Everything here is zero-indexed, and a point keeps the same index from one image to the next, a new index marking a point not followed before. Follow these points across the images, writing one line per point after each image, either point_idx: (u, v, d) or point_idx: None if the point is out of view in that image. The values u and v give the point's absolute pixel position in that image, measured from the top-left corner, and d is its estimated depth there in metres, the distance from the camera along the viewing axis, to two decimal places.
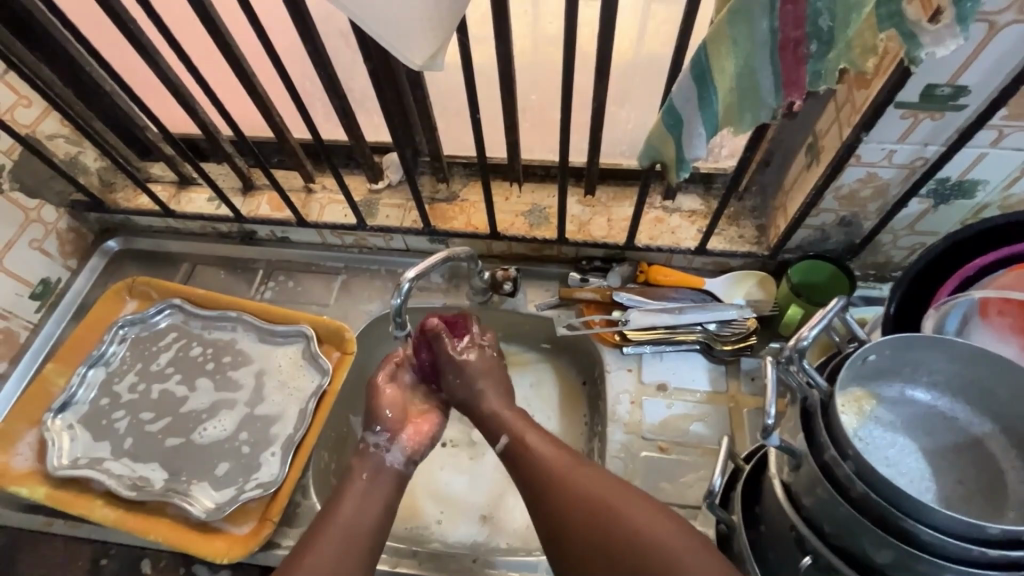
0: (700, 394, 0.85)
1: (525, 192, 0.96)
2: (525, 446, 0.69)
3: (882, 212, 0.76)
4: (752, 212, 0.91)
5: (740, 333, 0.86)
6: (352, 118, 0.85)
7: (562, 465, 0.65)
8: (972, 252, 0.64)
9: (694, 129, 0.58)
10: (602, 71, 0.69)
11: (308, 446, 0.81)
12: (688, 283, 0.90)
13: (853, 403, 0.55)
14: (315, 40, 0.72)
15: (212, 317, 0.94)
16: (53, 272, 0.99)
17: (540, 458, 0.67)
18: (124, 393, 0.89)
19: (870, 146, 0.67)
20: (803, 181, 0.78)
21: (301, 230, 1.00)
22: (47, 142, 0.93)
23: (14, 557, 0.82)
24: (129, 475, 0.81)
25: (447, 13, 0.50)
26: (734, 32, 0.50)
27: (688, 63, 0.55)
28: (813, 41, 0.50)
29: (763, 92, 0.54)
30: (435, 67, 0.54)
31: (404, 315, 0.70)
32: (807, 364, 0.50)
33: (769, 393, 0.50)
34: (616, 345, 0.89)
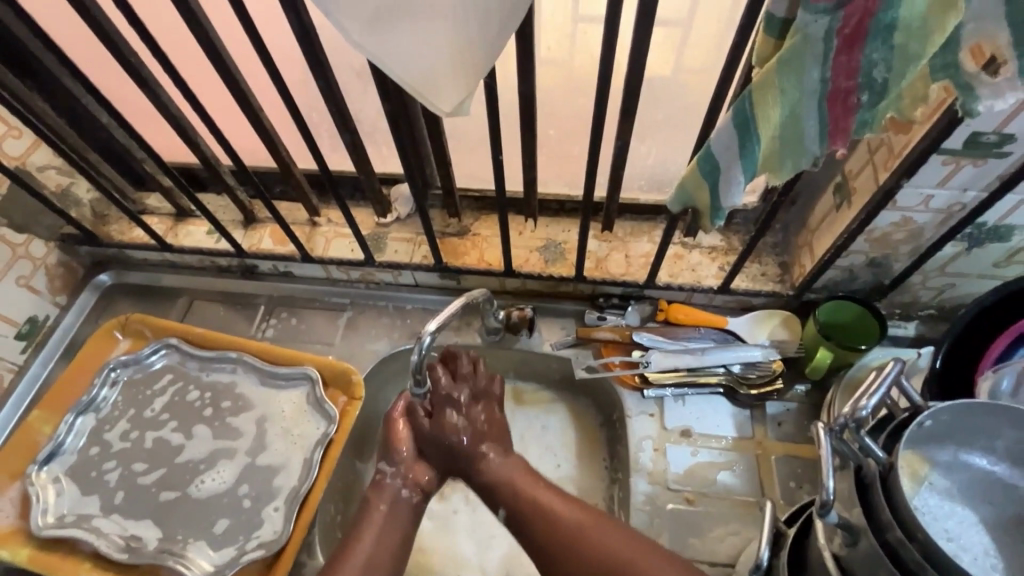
0: (725, 441, 0.81)
1: (539, 226, 0.93)
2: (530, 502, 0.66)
3: (914, 254, 0.74)
4: (774, 249, 0.88)
5: (766, 376, 0.83)
6: (362, 152, 0.82)
7: (570, 522, 0.63)
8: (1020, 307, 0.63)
9: (733, 177, 0.55)
10: (629, 111, 0.66)
11: (313, 501, 0.76)
12: (710, 323, 0.86)
13: (909, 467, 0.51)
14: (327, 76, 0.69)
15: (210, 357, 0.89)
16: (42, 310, 0.93)
17: (545, 505, 0.65)
18: (116, 441, 0.84)
19: (907, 191, 0.65)
20: (831, 222, 0.75)
21: (305, 266, 0.96)
22: (37, 174, 0.89)
23: None
24: (120, 534, 0.76)
25: (478, 60, 0.48)
26: (782, 81, 0.48)
27: (729, 111, 0.53)
28: (864, 92, 0.47)
29: (806, 141, 0.51)
30: (464, 113, 0.52)
31: (423, 371, 0.67)
32: (864, 435, 0.47)
33: (824, 465, 0.47)
34: (636, 387, 0.85)
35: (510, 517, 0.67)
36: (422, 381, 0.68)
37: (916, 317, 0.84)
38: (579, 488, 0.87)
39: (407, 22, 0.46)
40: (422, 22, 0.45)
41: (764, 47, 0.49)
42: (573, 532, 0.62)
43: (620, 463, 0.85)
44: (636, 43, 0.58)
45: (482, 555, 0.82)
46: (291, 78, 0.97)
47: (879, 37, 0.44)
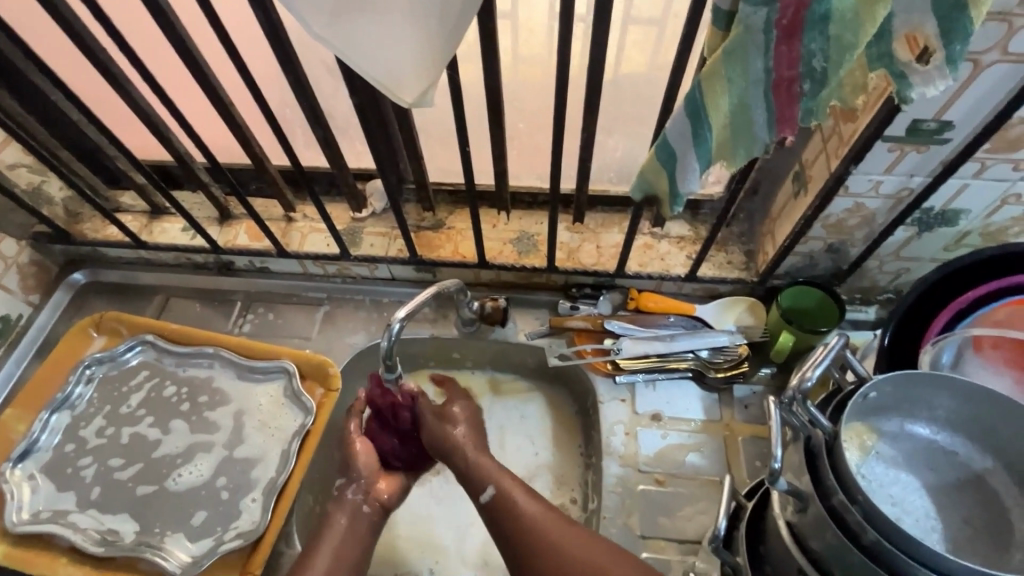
0: (695, 424, 0.84)
1: (512, 219, 0.95)
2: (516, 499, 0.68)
3: (869, 239, 0.77)
4: (740, 238, 0.91)
5: (732, 360, 0.86)
6: (335, 147, 0.83)
7: (545, 532, 0.64)
8: (962, 284, 0.67)
9: (688, 164, 0.58)
10: (593, 102, 0.68)
11: (291, 491, 0.77)
12: (679, 310, 0.89)
13: (855, 438, 0.54)
14: (297, 71, 0.70)
15: (186, 353, 0.89)
16: (14, 308, 0.93)
17: (527, 509, 0.67)
18: (92, 438, 0.84)
19: (857, 177, 0.68)
20: (790, 211, 0.78)
21: (281, 261, 0.97)
22: (8, 172, 0.89)
23: None
24: (96, 529, 0.76)
25: (439, 52, 0.49)
26: (729, 71, 0.50)
27: (682, 100, 0.55)
28: (806, 80, 0.50)
29: (756, 128, 0.54)
30: (426, 104, 0.53)
31: (393, 358, 0.68)
32: (810, 406, 0.49)
33: (774, 435, 0.50)
34: (608, 374, 0.88)
35: (495, 499, 0.68)
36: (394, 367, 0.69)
37: (875, 301, 0.88)
38: (554, 474, 0.89)
39: (367, 15, 0.47)
40: (380, 14, 0.47)
41: (712, 38, 0.52)
42: (549, 544, 0.63)
43: (594, 448, 0.87)
44: (595, 36, 0.60)
45: (460, 542, 0.84)
46: (263, 75, 0.97)
47: (816, 28, 0.47)
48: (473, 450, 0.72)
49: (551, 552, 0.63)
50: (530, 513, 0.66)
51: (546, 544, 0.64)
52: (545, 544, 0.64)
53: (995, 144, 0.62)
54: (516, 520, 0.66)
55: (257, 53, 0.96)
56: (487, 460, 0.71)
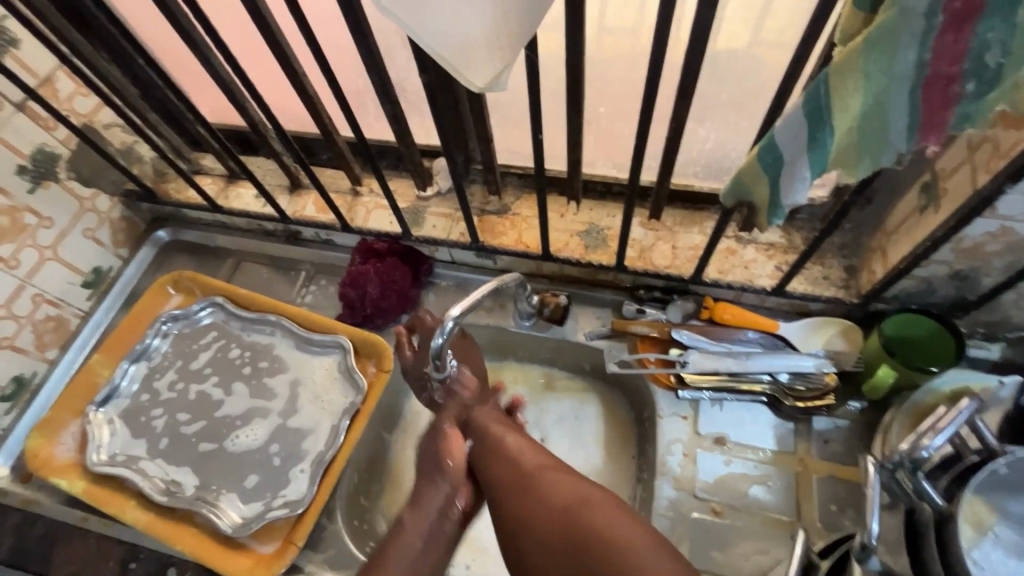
0: (763, 454, 0.76)
1: (582, 209, 0.89)
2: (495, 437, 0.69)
3: (1009, 270, 0.64)
4: (841, 251, 0.80)
5: (816, 389, 0.76)
6: (403, 123, 0.80)
7: (523, 461, 0.65)
8: None
9: (799, 172, 0.49)
10: (687, 90, 0.60)
11: (337, 467, 0.78)
12: (760, 326, 0.80)
13: (971, 516, 0.44)
14: (368, 41, 0.66)
15: (252, 318, 0.92)
16: (106, 261, 0.99)
17: (517, 467, 0.64)
18: (164, 390, 0.89)
19: (1012, 198, 0.55)
20: (912, 227, 0.66)
21: (344, 235, 0.97)
22: (103, 131, 0.93)
23: (48, 548, 0.82)
24: (162, 478, 0.81)
25: (518, 28, 0.44)
26: (869, 63, 0.41)
27: (801, 94, 0.46)
28: (971, 79, 0.40)
29: (891, 134, 0.44)
30: (499, 89, 0.47)
31: (442, 357, 0.67)
32: (921, 477, 0.42)
33: (873, 502, 0.42)
34: (670, 387, 0.81)
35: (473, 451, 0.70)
36: (442, 367, 0.68)
37: (1002, 339, 0.75)
38: (605, 483, 0.84)
39: None
40: None
41: (852, 19, 0.42)
42: (528, 472, 0.63)
43: (647, 462, 0.81)
44: (701, 12, 0.51)
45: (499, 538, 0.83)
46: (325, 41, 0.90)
47: (998, 15, 0.37)
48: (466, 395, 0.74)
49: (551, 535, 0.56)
50: (519, 463, 0.65)
51: (526, 480, 0.62)
52: (526, 481, 0.62)
53: None
54: (506, 471, 0.65)
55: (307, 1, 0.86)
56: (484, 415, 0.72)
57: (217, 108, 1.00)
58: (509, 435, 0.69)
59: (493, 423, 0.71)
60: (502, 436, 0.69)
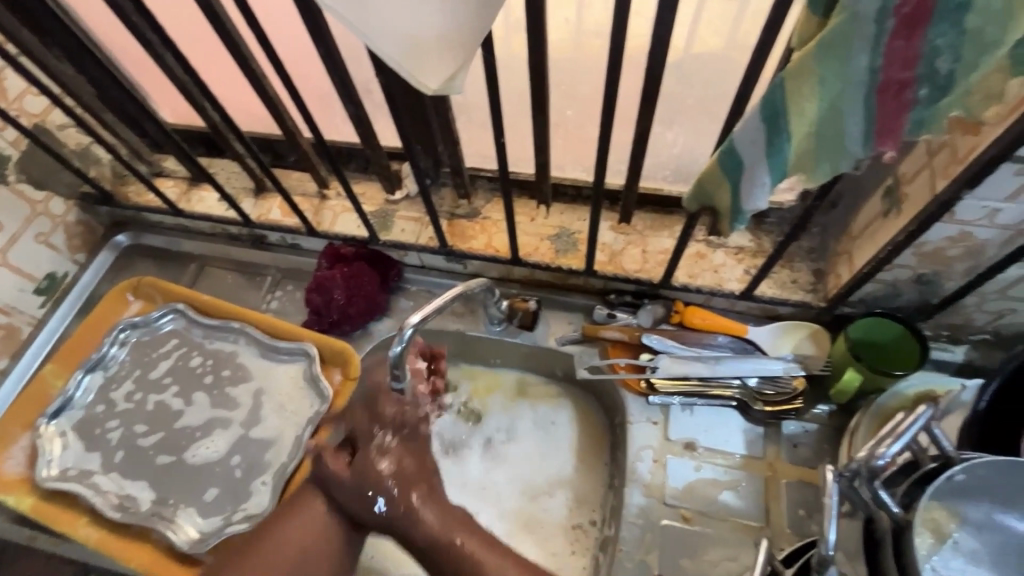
0: (733, 458, 0.76)
1: (553, 213, 0.88)
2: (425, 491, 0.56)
3: (970, 273, 0.65)
4: (808, 254, 0.80)
5: (785, 393, 0.76)
6: (368, 125, 0.78)
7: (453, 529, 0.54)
8: None
9: (758, 177, 0.49)
10: (651, 93, 0.59)
11: (300, 479, 0.76)
12: (730, 330, 0.80)
13: (930, 524, 0.45)
14: (327, 42, 0.64)
15: (214, 326, 0.90)
16: (61, 266, 0.95)
17: (456, 554, 0.53)
18: (120, 401, 0.85)
19: (969, 203, 0.56)
20: (875, 232, 0.67)
21: (311, 239, 0.94)
22: (57, 132, 0.90)
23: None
24: (116, 493, 0.77)
25: (471, 29, 0.43)
26: (823, 68, 0.40)
27: (758, 100, 0.45)
28: (924, 84, 0.40)
29: (848, 140, 0.44)
30: (454, 91, 0.46)
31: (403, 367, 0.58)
32: (877, 485, 0.42)
33: (830, 512, 0.42)
34: (641, 393, 0.80)
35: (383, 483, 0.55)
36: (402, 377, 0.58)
37: (965, 341, 0.75)
38: (577, 490, 0.83)
39: None
40: None
41: (806, 24, 0.42)
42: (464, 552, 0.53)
43: (618, 469, 0.81)
44: (659, 15, 0.51)
45: None
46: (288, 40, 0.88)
47: (948, 20, 0.37)
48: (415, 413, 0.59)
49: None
50: (453, 553, 0.53)
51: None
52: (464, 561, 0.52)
53: None
54: (442, 552, 0.53)
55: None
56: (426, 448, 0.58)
57: (178, 110, 0.97)
58: (427, 512, 0.55)
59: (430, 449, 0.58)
60: (421, 516, 0.54)
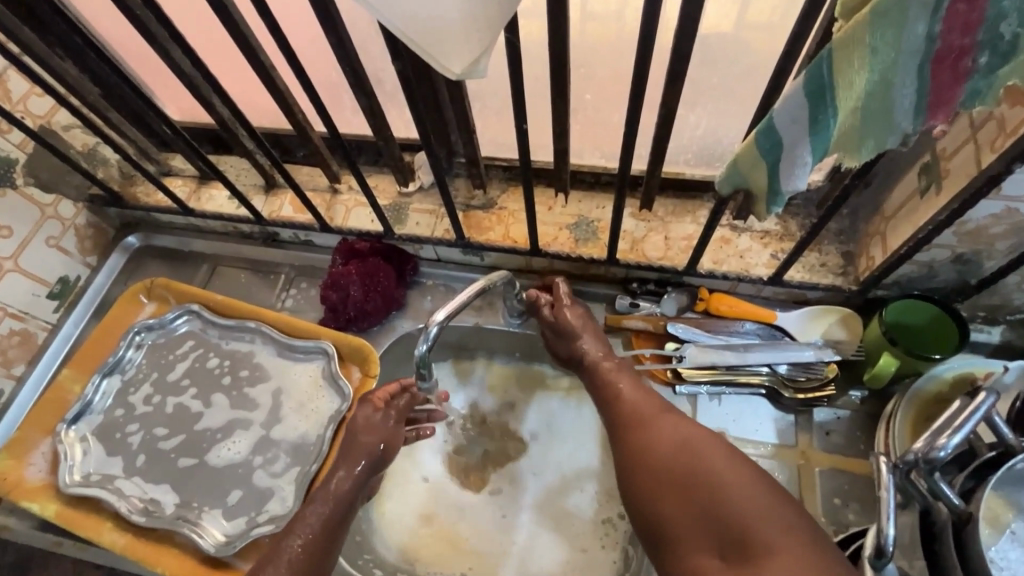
0: (764, 448, 0.74)
1: (571, 201, 0.86)
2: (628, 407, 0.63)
3: (1013, 251, 0.62)
4: (837, 237, 0.77)
5: (816, 380, 0.74)
6: (381, 116, 0.76)
7: (665, 437, 0.57)
8: None
9: (799, 156, 0.46)
10: (678, 73, 0.56)
11: (324, 479, 0.75)
12: (757, 317, 0.78)
13: (989, 513, 0.44)
14: (339, 30, 0.61)
15: (230, 326, 0.88)
16: (72, 270, 0.94)
17: (634, 411, 0.62)
18: (139, 404, 0.85)
19: (1018, 177, 0.53)
20: (912, 211, 0.64)
21: (324, 235, 0.92)
22: (63, 133, 0.89)
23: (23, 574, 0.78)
24: (140, 497, 0.77)
25: (494, 11, 0.40)
26: (875, 37, 0.38)
27: (800, 74, 0.43)
28: (984, 51, 0.38)
29: (899, 114, 0.42)
30: (479, 75, 0.44)
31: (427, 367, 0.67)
32: (937, 477, 0.40)
33: (887, 507, 0.40)
34: (667, 383, 0.79)
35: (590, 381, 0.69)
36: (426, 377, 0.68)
37: (1003, 322, 0.73)
38: (603, 482, 0.82)
39: None
40: None
41: None
42: (666, 453, 0.56)
43: None
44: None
45: (493, 543, 0.81)
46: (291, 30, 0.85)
47: None
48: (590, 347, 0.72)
49: (647, 457, 0.57)
50: (632, 405, 0.63)
51: (634, 420, 0.61)
52: (671, 461, 0.55)
53: None
54: (620, 405, 0.64)
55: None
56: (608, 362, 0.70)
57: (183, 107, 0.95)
58: (624, 382, 0.66)
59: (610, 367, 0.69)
60: (618, 382, 0.67)
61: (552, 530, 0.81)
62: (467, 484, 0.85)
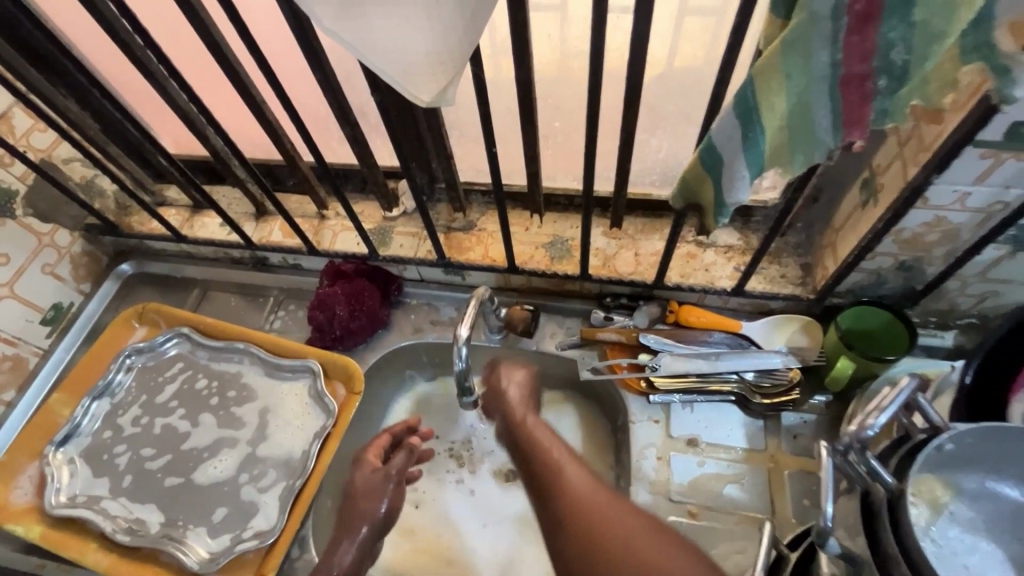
0: (735, 453, 0.77)
1: (546, 222, 0.91)
2: (550, 461, 0.59)
3: (950, 257, 0.67)
4: (795, 250, 0.82)
5: (781, 385, 0.78)
6: (364, 145, 0.81)
7: (595, 500, 0.54)
8: None
9: (737, 171, 0.51)
10: (632, 101, 0.62)
11: (309, 493, 0.77)
12: (724, 327, 0.82)
13: (925, 493, 0.46)
14: (324, 67, 0.67)
15: (219, 347, 0.91)
16: (66, 297, 0.97)
17: (551, 459, 0.59)
18: (128, 426, 0.86)
19: (940, 188, 0.58)
20: (856, 222, 0.69)
21: (312, 259, 0.97)
22: (62, 166, 0.93)
23: None
24: (125, 517, 0.78)
25: (456, 47, 0.46)
26: (787, 65, 0.43)
27: (731, 98, 0.48)
28: (882, 76, 0.43)
29: (818, 131, 0.47)
30: (446, 103, 0.49)
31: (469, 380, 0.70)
32: (870, 457, 0.44)
33: (825, 486, 0.43)
34: (641, 392, 0.82)
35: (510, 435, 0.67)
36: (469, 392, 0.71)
37: (953, 326, 0.78)
38: None
39: (381, 13, 0.45)
40: (392, 7, 0.44)
41: (770, 26, 0.45)
42: (598, 519, 0.52)
43: (624, 470, 0.82)
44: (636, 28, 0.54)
45: (478, 556, 0.82)
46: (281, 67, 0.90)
47: (897, 14, 0.40)
48: (512, 399, 0.70)
49: (578, 524, 0.53)
50: (552, 470, 0.59)
51: (556, 476, 0.58)
52: (598, 530, 0.52)
53: None
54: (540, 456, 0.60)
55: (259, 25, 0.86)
56: (523, 412, 0.68)
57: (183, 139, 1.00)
58: (540, 430, 0.64)
59: (526, 416, 0.67)
60: (534, 431, 0.64)
61: (536, 544, 0.82)
62: (452, 498, 0.86)
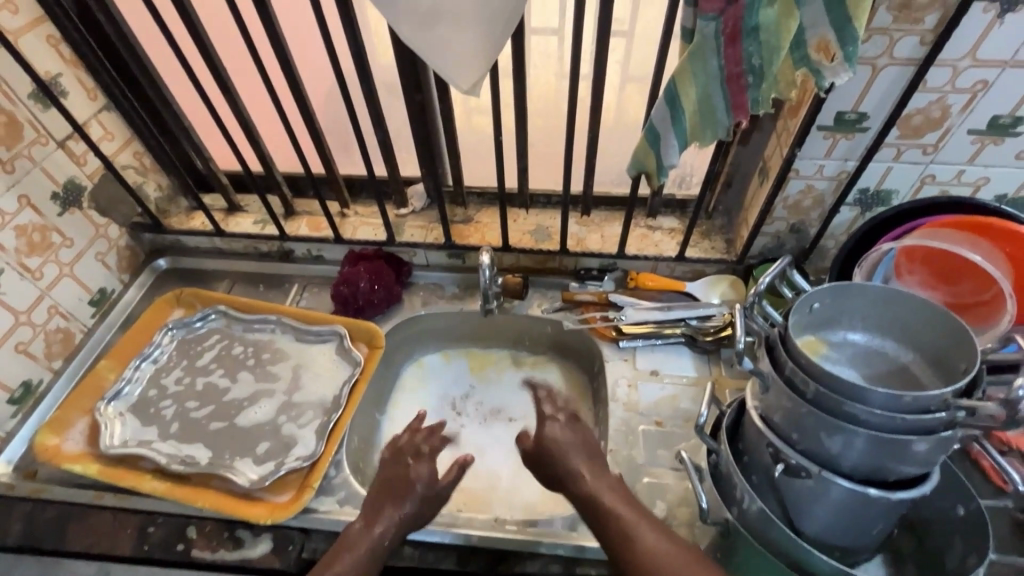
0: (686, 378, 0.98)
1: (530, 215, 1.14)
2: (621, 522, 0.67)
3: (822, 219, 0.95)
4: (720, 229, 1.09)
5: (718, 325, 1.00)
6: (390, 150, 1.03)
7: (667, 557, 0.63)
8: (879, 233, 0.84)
9: (669, 141, 0.77)
10: (596, 107, 0.88)
11: (343, 424, 0.91)
12: (673, 287, 1.05)
13: (809, 345, 0.67)
14: (370, 84, 0.91)
15: (253, 319, 1.06)
16: (110, 283, 1.10)
17: (620, 522, 0.67)
18: (171, 385, 0.98)
19: (804, 161, 0.86)
20: (757, 197, 0.97)
21: (335, 248, 1.15)
22: (121, 171, 1.07)
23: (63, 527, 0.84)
24: (176, 454, 0.88)
25: (490, 51, 0.69)
26: (693, 66, 0.70)
27: (662, 93, 0.75)
28: (749, 75, 0.68)
29: (718, 112, 0.73)
30: (477, 91, 0.72)
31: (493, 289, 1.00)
32: (766, 306, 0.67)
33: (738, 327, 0.63)
34: (612, 339, 1.03)
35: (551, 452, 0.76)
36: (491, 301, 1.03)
37: None
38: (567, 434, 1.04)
39: (446, 27, 0.67)
40: (453, 23, 0.66)
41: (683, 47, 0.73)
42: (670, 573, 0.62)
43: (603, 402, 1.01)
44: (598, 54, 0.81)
45: (485, 484, 0.98)
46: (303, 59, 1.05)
47: (751, 38, 0.65)
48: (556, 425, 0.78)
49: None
50: (615, 527, 0.67)
51: (624, 534, 0.66)
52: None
53: (901, 132, 0.81)
54: (609, 523, 0.68)
55: (306, 58, 1.04)
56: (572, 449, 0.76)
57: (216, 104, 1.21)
58: (604, 489, 0.71)
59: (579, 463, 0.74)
60: (598, 489, 0.71)
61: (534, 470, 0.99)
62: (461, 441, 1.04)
